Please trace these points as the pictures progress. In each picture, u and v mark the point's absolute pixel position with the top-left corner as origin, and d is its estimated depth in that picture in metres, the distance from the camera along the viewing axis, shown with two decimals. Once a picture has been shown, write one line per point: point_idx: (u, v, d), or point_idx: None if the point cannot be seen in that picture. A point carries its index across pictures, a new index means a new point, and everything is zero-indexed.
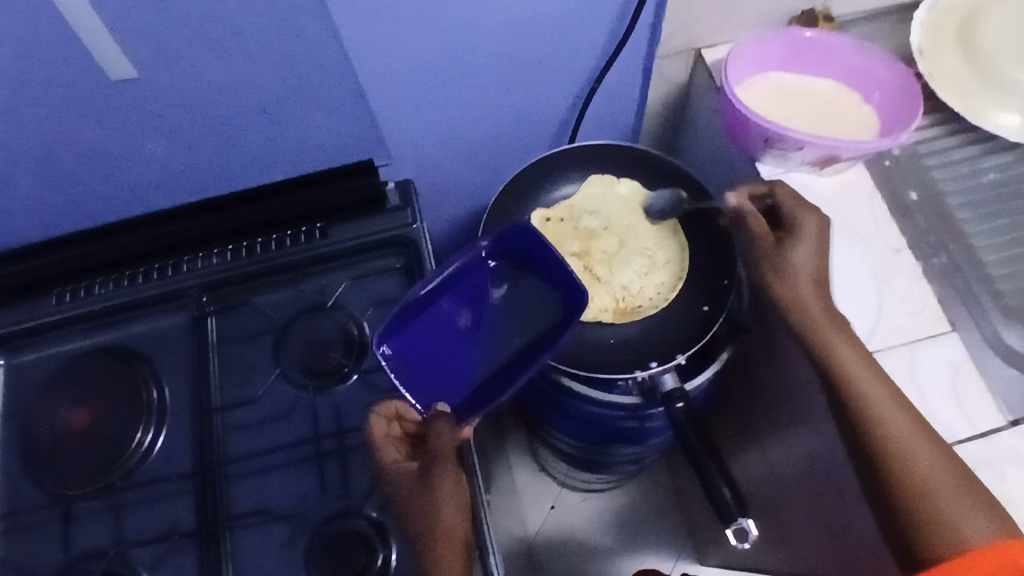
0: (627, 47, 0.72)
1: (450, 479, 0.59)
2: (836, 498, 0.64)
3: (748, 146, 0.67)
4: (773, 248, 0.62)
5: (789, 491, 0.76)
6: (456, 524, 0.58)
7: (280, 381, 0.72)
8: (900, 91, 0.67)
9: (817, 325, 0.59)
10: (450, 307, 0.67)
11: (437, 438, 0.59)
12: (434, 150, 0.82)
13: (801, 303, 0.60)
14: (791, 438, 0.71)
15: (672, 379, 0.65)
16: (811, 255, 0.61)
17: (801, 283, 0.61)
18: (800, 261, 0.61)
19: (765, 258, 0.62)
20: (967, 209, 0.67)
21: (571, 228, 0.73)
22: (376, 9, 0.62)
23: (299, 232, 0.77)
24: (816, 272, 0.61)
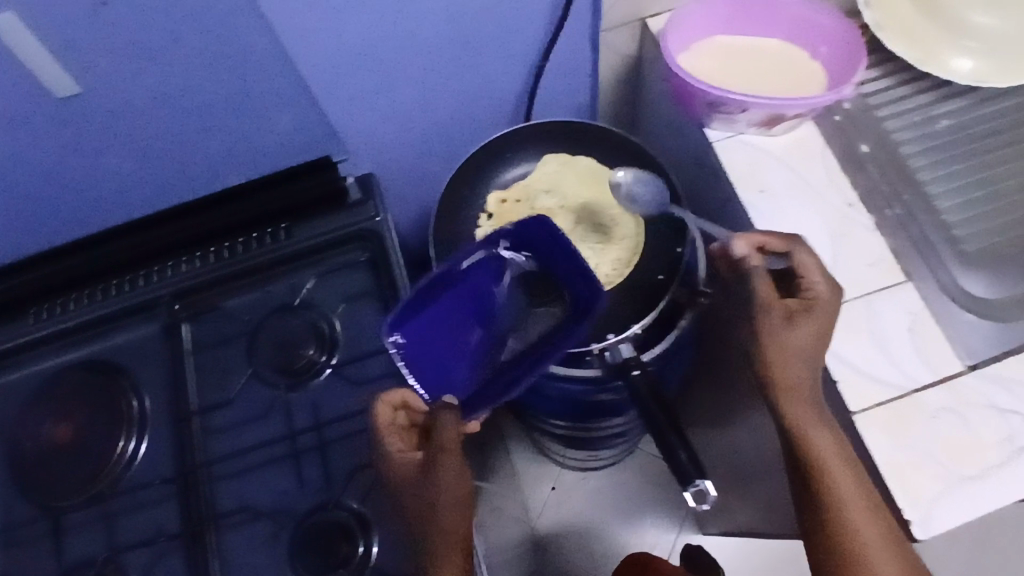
0: (570, 20, 0.71)
1: (451, 473, 0.59)
2: None
3: (695, 112, 0.67)
4: (777, 320, 0.58)
5: (768, 453, 0.76)
6: (455, 520, 0.59)
7: (254, 382, 0.74)
8: (842, 42, 0.65)
9: (798, 411, 0.56)
10: (461, 294, 0.67)
11: (442, 429, 0.60)
12: (390, 142, 0.82)
13: (786, 388, 0.56)
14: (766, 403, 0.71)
15: (628, 348, 0.66)
16: (806, 337, 0.56)
17: (789, 364, 0.56)
18: (795, 342, 0.56)
19: (766, 328, 0.58)
20: (922, 156, 0.67)
21: (528, 209, 0.73)
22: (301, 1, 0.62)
23: (265, 233, 0.78)
24: (803, 360, 0.56)
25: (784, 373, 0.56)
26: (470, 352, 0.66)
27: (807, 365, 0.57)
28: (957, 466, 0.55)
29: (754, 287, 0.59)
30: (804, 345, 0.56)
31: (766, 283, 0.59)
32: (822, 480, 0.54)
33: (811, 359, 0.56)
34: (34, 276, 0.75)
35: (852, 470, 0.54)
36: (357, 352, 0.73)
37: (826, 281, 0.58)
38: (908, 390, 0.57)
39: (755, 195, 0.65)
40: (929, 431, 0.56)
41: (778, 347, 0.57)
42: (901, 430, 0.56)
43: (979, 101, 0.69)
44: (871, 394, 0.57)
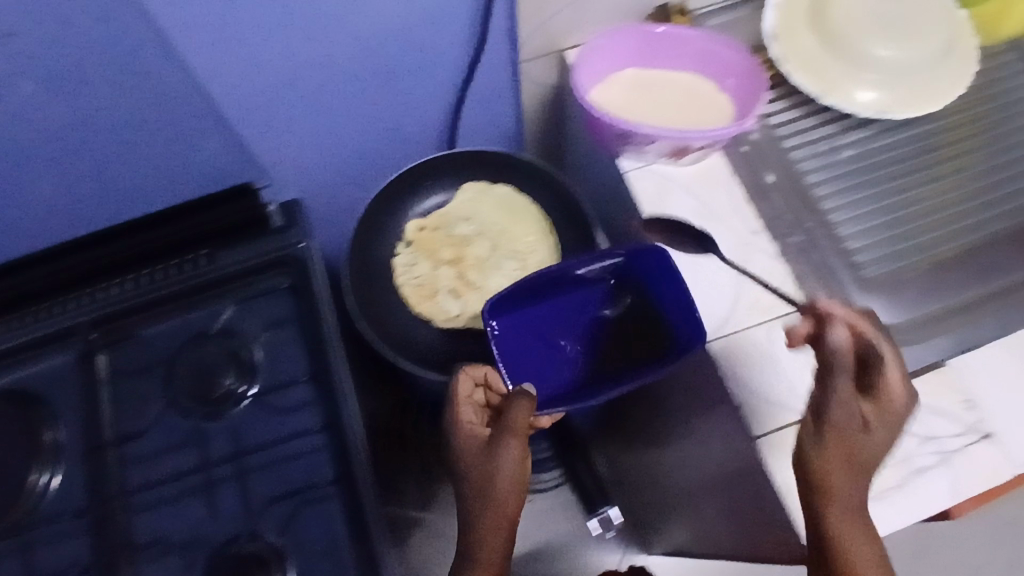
0: (486, 49, 0.73)
1: (511, 459, 0.59)
2: (742, 490, 0.65)
3: (607, 143, 0.69)
4: (840, 422, 0.52)
5: (695, 476, 0.77)
6: (507, 504, 0.58)
7: (173, 411, 0.72)
8: (747, 75, 0.68)
9: (837, 516, 0.51)
10: (561, 304, 0.72)
11: (514, 412, 0.60)
12: (316, 169, 0.82)
13: (828, 492, 0.52)
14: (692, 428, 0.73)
15: None
16: (848, 443, 0.52)
17: (841, 469, 0.52)
18: (843, 443, 0.52)
19: (835, 428, 0.52)
20: (826, 186, 0.69)
21: (445, 236, 0.72)
22: (198, 23, 0.62)
23: (186, 260, 0.76)
24: (850, 471, 0.52)
25: (833, 481, 0.51)
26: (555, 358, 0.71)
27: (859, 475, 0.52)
28: None
29: (829, 378, 0.53)
30: (847, 455, 0.52)
31: (848, 381, 0.52)
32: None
33: (857, 458, 0.52)
34: None
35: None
36: (278, 379, 0.73)
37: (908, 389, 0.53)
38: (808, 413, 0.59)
39: (663, 223, 0.66)
40: None
41: (842, 452, 0.52)
42: None
43: (880, 132, 0.72)
44: (773, 417, 0.59)
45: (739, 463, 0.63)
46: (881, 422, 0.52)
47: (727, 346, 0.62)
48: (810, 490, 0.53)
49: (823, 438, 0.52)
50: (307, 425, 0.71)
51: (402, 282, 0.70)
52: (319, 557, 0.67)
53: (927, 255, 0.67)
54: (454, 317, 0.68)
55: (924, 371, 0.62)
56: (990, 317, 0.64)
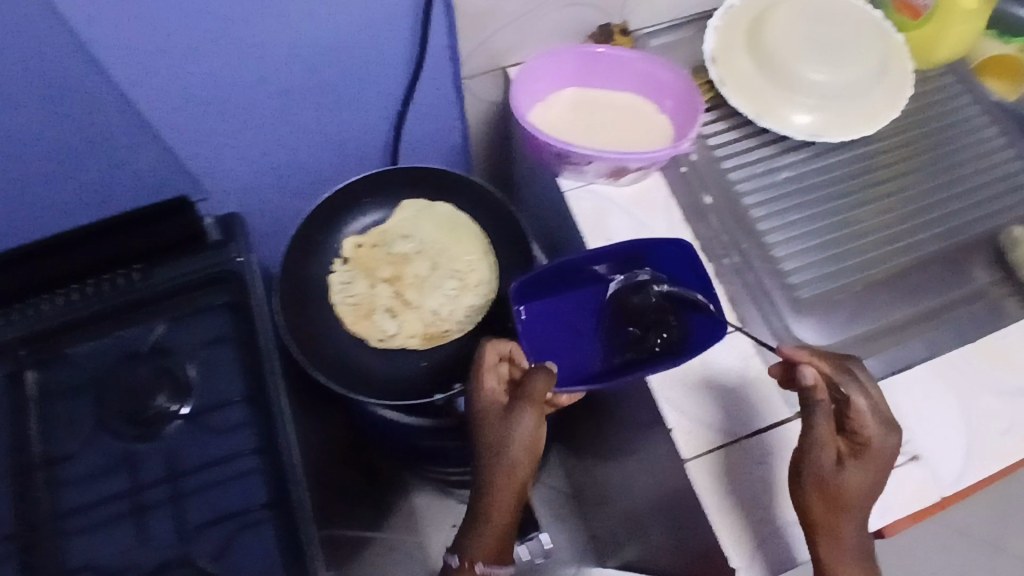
0: (427, 66, 0.72)
1: (527, 427, 0.56)
2: (680, 514, 0.64)
3: (547, 162, 0.69)
4: (820, 463, 0.53)
5: (643, 497, 0.77)
6: (518, 471, 0.56)
7: (104, 433, 0.70)
8: (684, 97, 0.69)
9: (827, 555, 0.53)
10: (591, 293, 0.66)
11: (534, 383, 0.57)
12: (258, 186, 0.80)
13: (818, 532, 0.54)
14: (635, 449, 0.73)
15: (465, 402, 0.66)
16: (826, 484, 0.53)
17: (827, 507, 0.53)
18: (825, 479, 0.53)
19: (812, 470, 0.54)
20: (762, 207, 0.70)
21: (384, 254, 0.69)
22: (122, 38, 0.60)
23: (118, 275, 0.74)
24: (833, 511, 0.53)
25: (818, 520, 0.53)
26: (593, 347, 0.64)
27: (849, 512, 0.53)
28: (780, 512, 0.58)
29: (806, 421, 0.55)
30: (824, 496, 0.53)
31: (823, 424, 0.54)
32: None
33: (834, 495, 0.53)
34: None
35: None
36: (213, 399, 0.71)
37: (883, 425, 0.54)
38: (736, 435, 0.60)
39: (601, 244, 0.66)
40: (756, 476, 0.58)
41: (825, 491, 0.53)
42: (728, 476, 0.58)
43: (816, 155, 0.73)
44: (702, 438, 0.59)
45: (675, 486, 0.63)
46: (861, 460, 0.53)
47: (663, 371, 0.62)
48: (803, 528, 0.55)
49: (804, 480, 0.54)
50: (242, 447, 0.69)
51: (337, 300, 0.67)
52: None
53: (858, 277, 0.68)
54: (387, 338, 0.66)
55: None
56: (919, 338, 0.66)
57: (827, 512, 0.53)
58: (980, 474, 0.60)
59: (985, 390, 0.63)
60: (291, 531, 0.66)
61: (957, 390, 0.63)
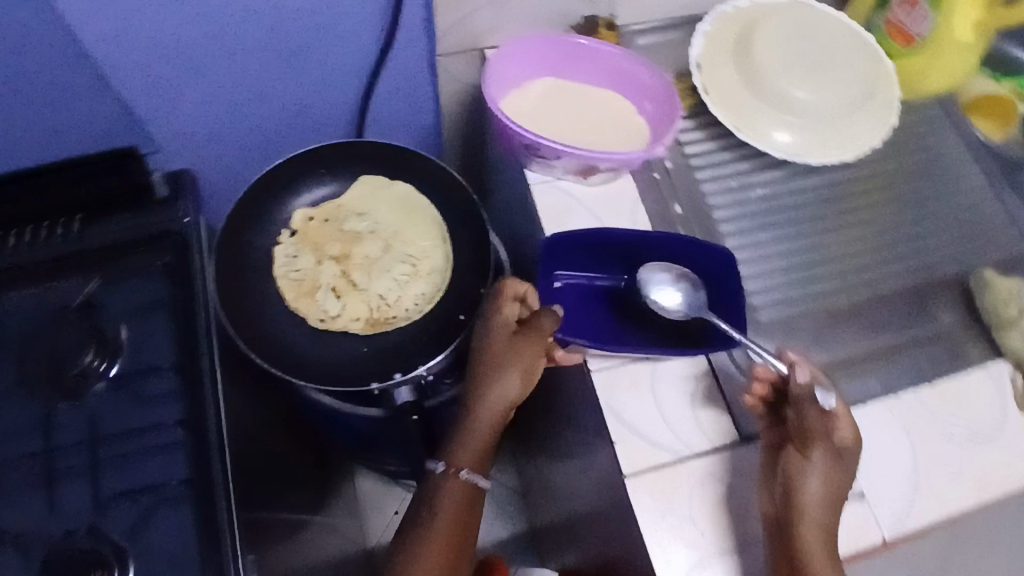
0: (401, 40, 0.68)
1: (524, 358, 0.58)
2: (615, 523, 0.63)
3: (515, 153, 0.66)
4: (823, 458, 0.54)
5: (584, 504, 0.75)
6: (507, 394, 0.58)
7: (19, 390, 0.66)
8: (664, 100, 0.66)
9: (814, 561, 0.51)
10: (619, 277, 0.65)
11: (543, 320, 0.57)
12: (213, 147, 0.76)
13: (808, 536, 0.52)
14: (582, 456, 0.71)
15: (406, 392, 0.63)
16: (823, 477, 0.54)
17: (818, 493, 0.54)
18: (826, 473, 0.54)
19: (813, 452, 0.54)
20: (732, 223, 0.68)
21: (335, 230, 0.65)
22: None
23: (56, 224, 0.71)
24: (826, 508, 0.54)
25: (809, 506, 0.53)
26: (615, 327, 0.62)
27: (830, 504, 0.54)
28: (717, 541, 0.55)
29: (806, 418, 0.55)
30: (820, 491, 0.54)
31: (818, 422, 0.55)
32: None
33: (830, 496, 0.54)
34: None
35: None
36: (142, 364, 0.67)
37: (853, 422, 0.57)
38: (680, 456, 0.57)
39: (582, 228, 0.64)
40: (696, 500, 0.56)
41: (819, 475, 0.54)
42: (667, 495, 0.56)
43: (793, 176, 0.71)
44: (644, 455, 0.57)
45: (613, 500, 0.61)
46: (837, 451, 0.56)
47: (612, 379, 0.59)
48: (791, 530, 0.52)
49: (801, 466, 0.54)
50: (166, 418, 0.66)
51: (278, 274, 0.63)
52: (163, 563, 0.62)
53: (822, 304, 0.67)
54: (329, 320, 0.62)
55: None
56: (876, 374, 0.64)
57: (818, 498, 0.53)
58: (923, 519, 0.58)
59: (937, 433, 0.61)
60: (206, 514, 0.63)
61: (909, 430, 0.61)
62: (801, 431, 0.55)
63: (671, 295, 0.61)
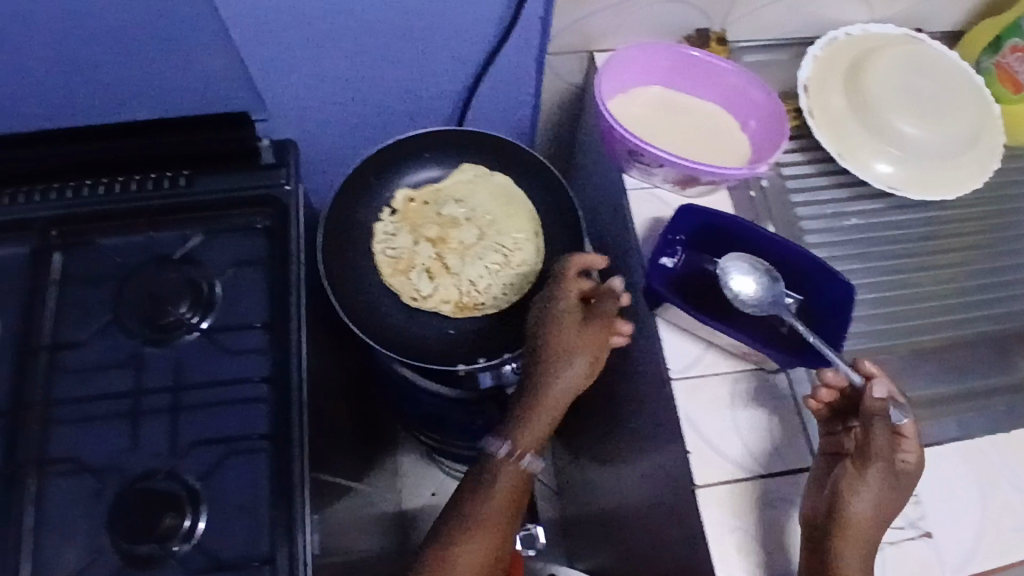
0: (516, 34, 0.70)
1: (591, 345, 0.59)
2: (671, 530, 0.64)
3: (616, 156, 0.67)
4: (877, 480, 0.54)
5: (631, 507, 0.76)
6: (575, 378, 0.59)
7: (115, 330, 0.69)
8: (771, 120, 0.67)
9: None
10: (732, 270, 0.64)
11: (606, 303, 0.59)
12: (318, 119, 0.79)
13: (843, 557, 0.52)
14: (639, 461, 0.71)
15: (489, 377, 0.65)
16: (875, 498, 0.54)
17: (868, 514, 0.53)
18: (875, 496, 0.53)
19: (872, 472, 0.54)
20: (823, 249, 0.68)
21: (433, 213, 0.67)
22: None
23: (164, 177, 0.73)
24: (872, 526, 0.53)
25: (855, 524, 0.53)
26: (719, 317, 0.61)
27: (877, 527, 0.54)
28: (781, 560, 0.55)
29: (870, 437, 0.54)
30: (870, 508, 0.54)
31: (882, 444, 0.54)
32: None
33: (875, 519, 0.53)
34: None
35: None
36: (233, 320, 0.70)
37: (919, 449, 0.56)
38: (753, 473, 0.58)
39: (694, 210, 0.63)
40: (766, 519, 0.56)
41: (873, 496, 0.53)
42: (733, 511, 0.56)
43: (888, 208, 0.71)
44: (719, 469, 0.57)
45: (677, 507, 0.61)
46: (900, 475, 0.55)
47: (694, 390, 0.60)
48: (829, 549, 0.52)
49: (855, 482, 0.54)
50: (252, 374, 0.68)
51: (377, 249, 0.66)
52: (233, 511, 0.64)
53: (904, 340, 0.67)
54: (422, 299, 0.64)
55: None
56: (951, 417, 0.64)
57: (866, 518, 0.53)
58: (988, 568, 0.58)
59: (1010, 485, 0.61)
60: (277, 470, 0.65)
61: (982, 478, 0.61)
62: (865, 446, 0.54)
63: (746, 282, 0.60)
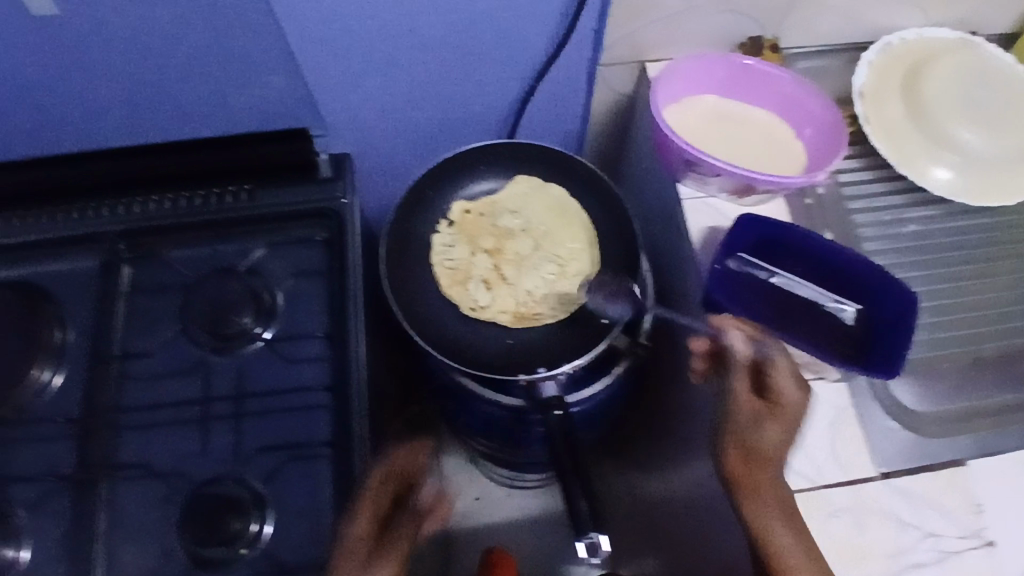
0: (570, 47, 0.71)
1: None
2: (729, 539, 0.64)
3: (670, 166, 0.67)
4: (749, 423, 0.55)
5: (680, 513, 0.76)
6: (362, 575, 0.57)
7: (181, 339, 0.71)
8: (827, 128, 0.66)
9: (780, 545, 0.51)
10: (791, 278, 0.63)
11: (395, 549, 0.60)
12: (373, 132, 0.80)
13: (763, 521, 0.52)
14: (691, 469, 0.71)
15: (552, 387, 0.63)
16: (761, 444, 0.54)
17: (750, 462, 0.53)
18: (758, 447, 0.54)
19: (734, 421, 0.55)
20: (880, 256, 0.68)
21: (490, 225, 0.69)
22: None
23: (226, 191, 0.75)
24: (765, 472, 0.53)
25: (741, 476, 0.53)
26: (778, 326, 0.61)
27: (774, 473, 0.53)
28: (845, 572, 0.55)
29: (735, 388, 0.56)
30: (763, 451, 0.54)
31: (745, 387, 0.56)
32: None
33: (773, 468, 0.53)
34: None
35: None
36: (294, 329, 0.71)
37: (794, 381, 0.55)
38: (815, 484, 0.57)
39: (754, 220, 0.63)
40: (830, 530, 0.56)
41: (746, 444, 0.54)
42: None
43: (947, 215, 0.70)
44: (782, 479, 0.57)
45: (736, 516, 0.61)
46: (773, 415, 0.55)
47: None
48: (748, 519, 0.52)
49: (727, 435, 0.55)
50: (313, 382, 0.70)
51: (435, 260, 0.68)
52: (295, 516, 0.65)
53: (966, 349, 0.66)
54: (480, 309, 0.66)
55: (940, 468, 0.59)
56: (1016, 427, 0.62)
57: (750, 463, 0.53)
58: None
59: None
60: (336, 478, 0.65)
61: None
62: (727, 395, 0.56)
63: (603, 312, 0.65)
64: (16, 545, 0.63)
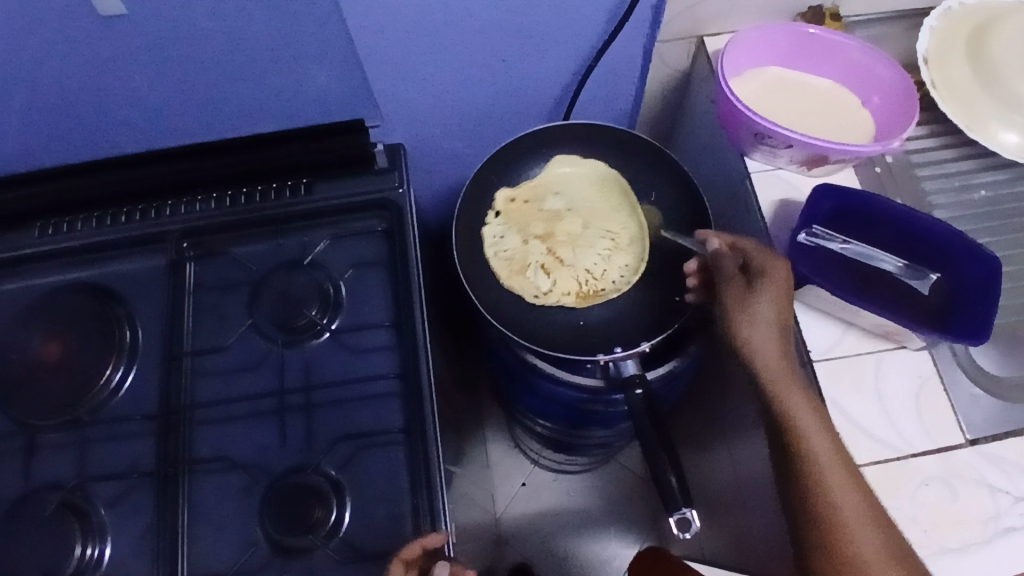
0: (628, 25, 0.70)
1: None
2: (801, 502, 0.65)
3: (738, 139, 0.66)
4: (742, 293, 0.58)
5: (746, 487, 0.76)
6: None
7: (251, 333, 0.71)
8: (897, 94, 0.66)
9: (791, 401, 0.54)
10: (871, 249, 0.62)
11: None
12: (428, 120, 0.81)
13: (774, 380, 0.55)
14: (753, 440, 0.71)
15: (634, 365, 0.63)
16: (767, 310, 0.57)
17: (754, 326, 0.56)
18: (767, 313, 0.56)
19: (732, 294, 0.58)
20: (952, 222, 0.67)
21: (536, 210, 0.71)
22: None
23: (285, 185, 0.76)
24: (769, 333, 0.56)
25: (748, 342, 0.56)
26: (862, 295, 0.59)
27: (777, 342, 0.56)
28: (940, 538, 0.54)
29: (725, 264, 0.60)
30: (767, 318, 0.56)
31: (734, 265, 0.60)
32: (817, 484, 0.52)
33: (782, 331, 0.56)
34: (64, 185, 0.74)
35: (847, 471, 0.52)
36: (362, 319, 0.71)
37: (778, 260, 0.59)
38: (904, 453, 0.57)
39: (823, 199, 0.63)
40: (920, 496, 0.55)
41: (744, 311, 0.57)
42: (886, 493, 0.55)
43: (1018, 178, 0.69)
44: (870, 449, 0.57)
45: None
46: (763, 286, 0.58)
47: (837, 370, 0.60)
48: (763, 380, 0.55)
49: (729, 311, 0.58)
50: (383, 370, 0.69)
51: (491, 254, 0.70)
52: (374, 502, 0.64)
53: None
54: (543, 295, 0.68)
55: None
56: None
57: (754, 330, 0.56)
58: None
59: None
60: (414, 468, 0.64)
61: None
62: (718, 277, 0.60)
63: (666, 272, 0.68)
64: (99, 542, 0.63)
